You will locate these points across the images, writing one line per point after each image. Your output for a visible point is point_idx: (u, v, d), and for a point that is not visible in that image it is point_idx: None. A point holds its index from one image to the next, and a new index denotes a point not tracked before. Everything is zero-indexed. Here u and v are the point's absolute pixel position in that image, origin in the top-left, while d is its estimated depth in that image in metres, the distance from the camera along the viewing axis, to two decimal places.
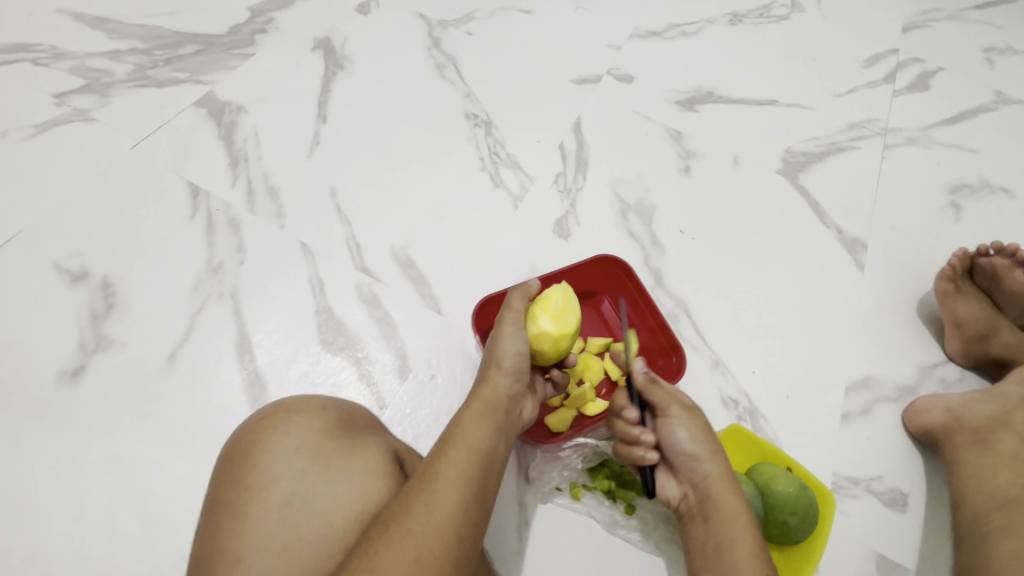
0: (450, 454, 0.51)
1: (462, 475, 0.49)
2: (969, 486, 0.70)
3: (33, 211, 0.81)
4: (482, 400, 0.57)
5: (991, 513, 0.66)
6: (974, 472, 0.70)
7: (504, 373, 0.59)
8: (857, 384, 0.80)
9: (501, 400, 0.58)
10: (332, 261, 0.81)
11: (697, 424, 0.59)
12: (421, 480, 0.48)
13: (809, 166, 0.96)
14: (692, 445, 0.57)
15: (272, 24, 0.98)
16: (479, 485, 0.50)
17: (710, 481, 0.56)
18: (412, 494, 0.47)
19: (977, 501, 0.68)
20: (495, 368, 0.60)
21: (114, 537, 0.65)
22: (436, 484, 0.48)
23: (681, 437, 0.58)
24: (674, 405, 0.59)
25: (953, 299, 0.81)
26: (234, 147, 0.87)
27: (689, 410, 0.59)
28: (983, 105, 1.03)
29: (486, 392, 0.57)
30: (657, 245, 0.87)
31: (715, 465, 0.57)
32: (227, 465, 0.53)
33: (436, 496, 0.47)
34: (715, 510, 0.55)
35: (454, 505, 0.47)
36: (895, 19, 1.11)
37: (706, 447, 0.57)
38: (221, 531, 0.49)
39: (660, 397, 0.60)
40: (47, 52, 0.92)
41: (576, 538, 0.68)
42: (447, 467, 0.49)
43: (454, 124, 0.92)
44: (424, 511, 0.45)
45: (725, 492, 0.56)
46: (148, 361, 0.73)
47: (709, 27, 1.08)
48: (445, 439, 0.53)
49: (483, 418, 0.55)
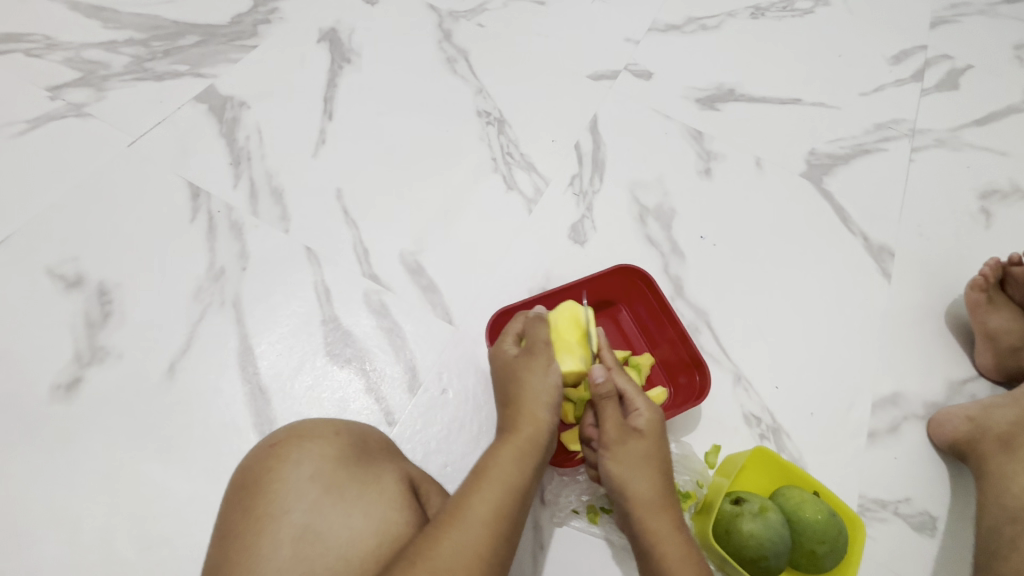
0: (482, 486, 0.51)
1: (490, 511, 0.49)
2: (990, 500, 0.67)
3: (27, 212, 0.77)
4: (519, 433, 0.56)
5: (1011, 525, 0.64)
6: (1002, 487, 0.67)
7: (544, 409, 0.58)
8: (884, 401, 0.77)
9: (542, 436, 0.57)
10: (340, 266, 0.77)
11: (634, 459, 0.58)
12: (448, 515, 0.48)
13: (834, 169, 0.92)
14: (628, 475, 0.58)
15: (276, 13, 0.93)
16: (506, 522, 0.49)
17: (646, 519, 0.56)
18: (440, 528, 0.46)
19: (996, 512, 0.66)
20: (533, 403, 0.58)
21: (113, 561, 0.63)
22: (464, 520, 0.47)
23: (616, 462, 0.59)
24: (612, 431, 0.59)
25: (985, 310, 0.78)
26: (237, 146, 0.83)
27: (628, 443, 0.59)
28: (1015, 106, 0.98)
29: (527, 430, 0.56)
30: (677, 252, 0.83)
31: (648, 499, 0.57)
32: (237, 493, 0.50)
33: (464, 533, 0.46)
34: (654, 553, 0.55)
35: (475, 541, 0.46)
36: (923, 14, 1.06)
37: (644, 485, 0.58)
38: (231, 564, 0.45)
39: (605, 418, 0.60)
40: (40, 42, 0.87)
41: (593, 564, 0.66)
42: (479, 501, 0.49)
43: (466, 123, 0.88)
44: (448, 547, 0.45)
45: (661, 533, 0.55)
46: (147, 373, 0.70)
47: (731, 21, 1.03)
48: (479, 471, 0.53)
49: (520, 458, 0.54)
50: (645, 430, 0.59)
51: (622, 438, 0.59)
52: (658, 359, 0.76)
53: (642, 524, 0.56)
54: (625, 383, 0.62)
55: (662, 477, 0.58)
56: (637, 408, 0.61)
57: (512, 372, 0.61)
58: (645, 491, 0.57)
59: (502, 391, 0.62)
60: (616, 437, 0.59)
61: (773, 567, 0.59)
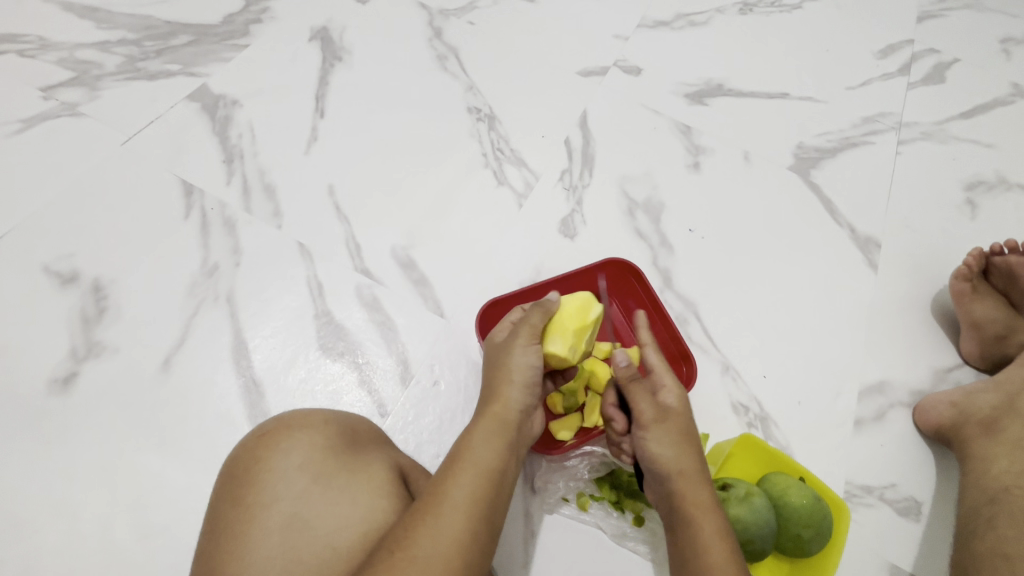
0: (458, 471, 0.50)
1: (470, 496, 0.48)
2: (971, 481, 0.68)
3: (23, 210, 0.78)
4: (491, 413, 0.56)
5: (988, 505, 0.65)
6: (983, 469, 0.68)
7: (516, 383, 0.59)
8: (870, 389, 0.78)
9: (513, 415, 0.57)
10: (331, 262, 0.78)
11: (671, 437, 0.58)
12: (426, 501, 0.47)
13: (821, 162, 0.93)
14: (666, 456, 0.57)
15: (267, 13, 0.94)
16: (486, 504, 0.49)
17: (688, 490, 0.55)
18: (419, 516, 0.46)
19: (976, 494, 0.67)
20: (507, 383, 0.59)
21: (110, 551, 0.63)
22: (442, 506, 0.47)
23: (655, 444, 0.57)
24: (647, 411, 0.59)
25: (969, 301, 0.79)
26: (229, 143, 0.84)
27: (662, 422, 0.58)
28: (1000, 98, 1.00)
29: (497, 408, 0.57)
30: (666, 245, 0.84)
31: (688, 477, 0.56)
32: (227, 482, 0.51)
33: (442, 519, 0.46)
34: (692, 523, 0.53)
35: (454, 523, 0.46)
36: (910, 8, 1.07)
37: (681, 459, 0.56)
38: (223, 552, 0.46)
39: (638, 402, 0.60)
40: (33, 43, 0.88)
41: (586, 550, 0.67)
42: (456, 485, 0.49)
43: (456, 118, 0.89)
44: (427, 532, 0.45)
45: (699, 508, 0.54)
46: (141, 368, 0.71)
47: (719, 17, 1.04)
48: (455, 456, 0.52)
49: (494, 436, 0.54)
50: (676, 407, 0.59)
51: (658, 417, 0.58)
52: None
53: (679, 500, 0.55)
54: (653, 357, 0.61)
55: (697, 452, 0.58)
56: (664, 384, 0.60)
57: (494, 353, 0.63)
58: (683, 465, 0.56)
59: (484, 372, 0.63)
60: (651, 417, 0.59)
61: (759, 551, 0.61)
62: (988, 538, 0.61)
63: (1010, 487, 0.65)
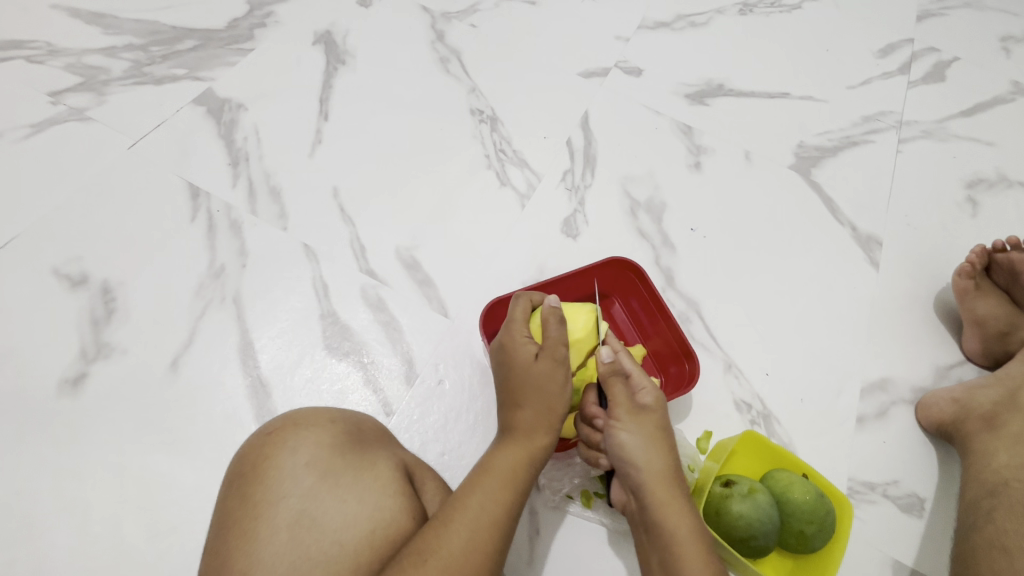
0: (485, 483, 0.53)
1: (494, 507, 0.51)
2: (972, 475, 0.68)
3: (32, 213, 0.79)
4: (531, 439, 0.58)
5: (989, 498, 0.65)
6: (984, 463, 0.68)
7: (557, 416, 0.59)
8: (873, 386, 0.79)
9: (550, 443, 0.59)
10: (337, 262, 0.79)
11: (644, 433, 0.58)
12: (451, 511, 0.50)
13: (822, 161, 0.93)
14: (638, 453, 0.57)
15: (272, 17, 0.95)
16: (511, 518, 0.52)
17: (658, 484, 0.55)
18: (445, 525, 0.49)
19: (977, 487, 0.67)
20: (545, 414, 0.59)
21: (121, 550, 0.64)
22: (466, 515, 0.50)
23: (628, 439, 0.58)
24: (622, 407, 0.59)
25: (974, 298, 0.79)
26: (235, 147, 0.85)
27: (638, 417, 0.59)
28: (1001, 97, 1.00)
29: (539, 440, 0.58)
30: (668, 244, 0.85)
31: (657, 475, 0.56)
32: (235, 480, 0.52)
33: (470, 531, 0.49)
34: (663, 521, 0.54)
35: (482, 537, 0.49)
36: (910, 7, 1.07)
37: (653, 457, 0.57)
38: (229, 548, 0.47)
39: (615, 396, 0.60)
40: (41, 49, 0.89)
41: (590, 548, 0.68)
42: (481, 495, 0.52)
43: (458, 121, 0.90)
44: (457, 541, 0.48)
45: (669, 508, 0.54)
46: (151, 368, 0.72)
47: (720, 18, 1.05)
48: (482, 469, 0.55)
49: (526, 458, 0.56)
50: (652, 407, 0.59)
51: (634, 414, 0.59)
52: (650, 351, 0.77)
53: (651, 498, 0.55)
54: (629, 365, 0.61)
55: (671, 453, 0.58)
56: (642, 386, 0.60)
57: (531, 372, 0.60)
58: (656, 464, 0.56)
59: (501, 386, 0.62)
60: (626, 411, 0.59)
61: (761, 546, 0.61)
62: (987, 530, 0.61)
63: (1010, 481, 0.65)
